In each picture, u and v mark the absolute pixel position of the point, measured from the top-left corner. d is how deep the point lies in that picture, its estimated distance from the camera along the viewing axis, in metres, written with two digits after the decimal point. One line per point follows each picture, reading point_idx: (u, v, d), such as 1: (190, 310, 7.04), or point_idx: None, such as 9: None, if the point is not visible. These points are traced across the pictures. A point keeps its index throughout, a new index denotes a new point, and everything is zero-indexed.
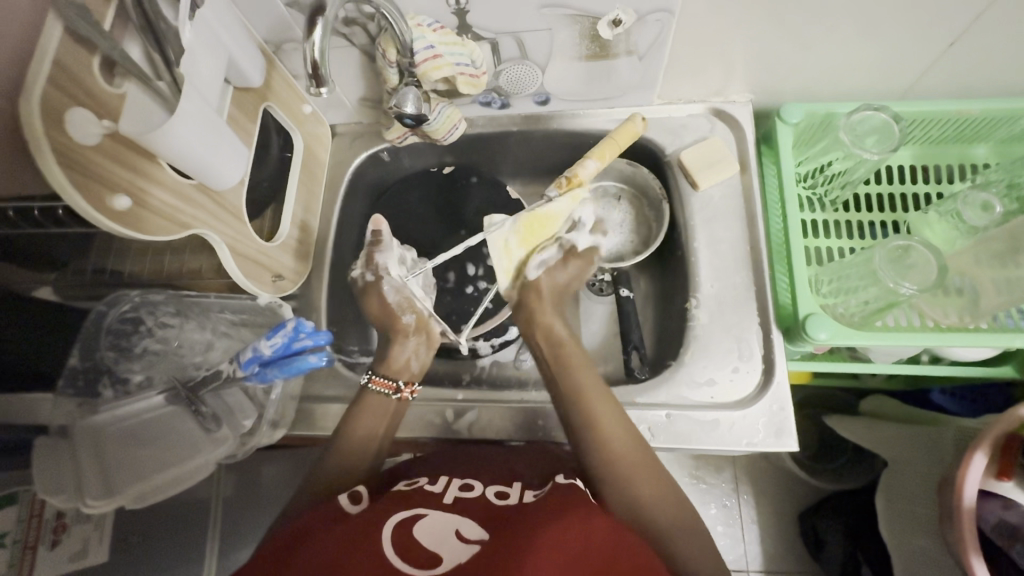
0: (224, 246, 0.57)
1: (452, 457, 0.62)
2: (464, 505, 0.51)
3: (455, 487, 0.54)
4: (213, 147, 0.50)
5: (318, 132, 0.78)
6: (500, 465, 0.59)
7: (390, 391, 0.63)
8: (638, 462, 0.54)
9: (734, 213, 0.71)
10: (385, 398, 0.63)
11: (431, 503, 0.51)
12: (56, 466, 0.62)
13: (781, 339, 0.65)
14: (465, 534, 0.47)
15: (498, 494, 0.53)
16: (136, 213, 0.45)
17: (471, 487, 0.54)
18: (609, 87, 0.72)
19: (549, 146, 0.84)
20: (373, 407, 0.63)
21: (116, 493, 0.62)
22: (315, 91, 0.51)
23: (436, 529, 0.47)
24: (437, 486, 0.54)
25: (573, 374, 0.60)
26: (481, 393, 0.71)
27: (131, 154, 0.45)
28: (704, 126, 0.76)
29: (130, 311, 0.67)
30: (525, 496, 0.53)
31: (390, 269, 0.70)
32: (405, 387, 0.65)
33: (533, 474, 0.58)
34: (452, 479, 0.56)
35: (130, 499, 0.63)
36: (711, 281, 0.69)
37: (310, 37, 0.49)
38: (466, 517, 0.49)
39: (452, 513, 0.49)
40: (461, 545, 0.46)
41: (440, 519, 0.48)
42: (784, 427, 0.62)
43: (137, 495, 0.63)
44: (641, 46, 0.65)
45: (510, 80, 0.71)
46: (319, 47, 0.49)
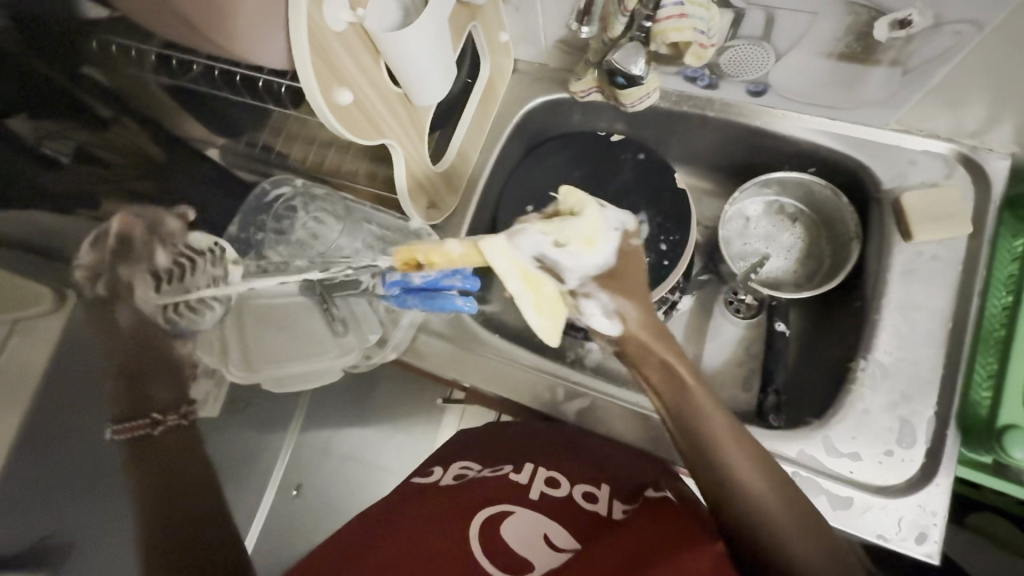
0: (403, 162, 0.56)
1: (529, 438, 0.65)
2: (548, 504, 0.54)
3: (542, 480, 0.57)
4: (432, 59, 0.48)
5: (503, 64, 0.74)
6: (593, 463, 0.60)
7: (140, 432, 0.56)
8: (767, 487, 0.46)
9: (946, 279, 0.61)
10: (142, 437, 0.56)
11: (516, 496, 0.54)
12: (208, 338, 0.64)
13: (959, 438, 0.57)
14: (553, 541, 0.49)
15: (585, 495, 0.55)
16: (351, 112, 0.44)
17: (556, 483, 0.57)
18: (846, 96, 0.62)
19: (736, 142, 0.75)
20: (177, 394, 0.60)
21: (254, 368, 0.67)
22: None
23: (523, 531, 0.50)
24: (521, 474, 0.58)
25: (696, 386, 0.49)
26: (594, 381, 0.68)
27: (362, 49, 0.43)
28: (939, 170, 0.64)
29: (292, 196, 0.70)
30: (613, 507, 0.54)
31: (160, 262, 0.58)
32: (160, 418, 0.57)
33: (624, 482, 0.58)
34: (536, 467, 0.59)
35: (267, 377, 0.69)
36: (892, 347, 0.60)
37: None
38: (551, 520, 0.52)
39: (540, 515, 0.52)
40: (550, 552, 0.48)
41: (526, 519, 0.51)
42: (927, 532, 0.54)
43: (273, 375, 0.69)
44: (915, 58, 0.54)
45: (733, 60, 0.62)
46: None
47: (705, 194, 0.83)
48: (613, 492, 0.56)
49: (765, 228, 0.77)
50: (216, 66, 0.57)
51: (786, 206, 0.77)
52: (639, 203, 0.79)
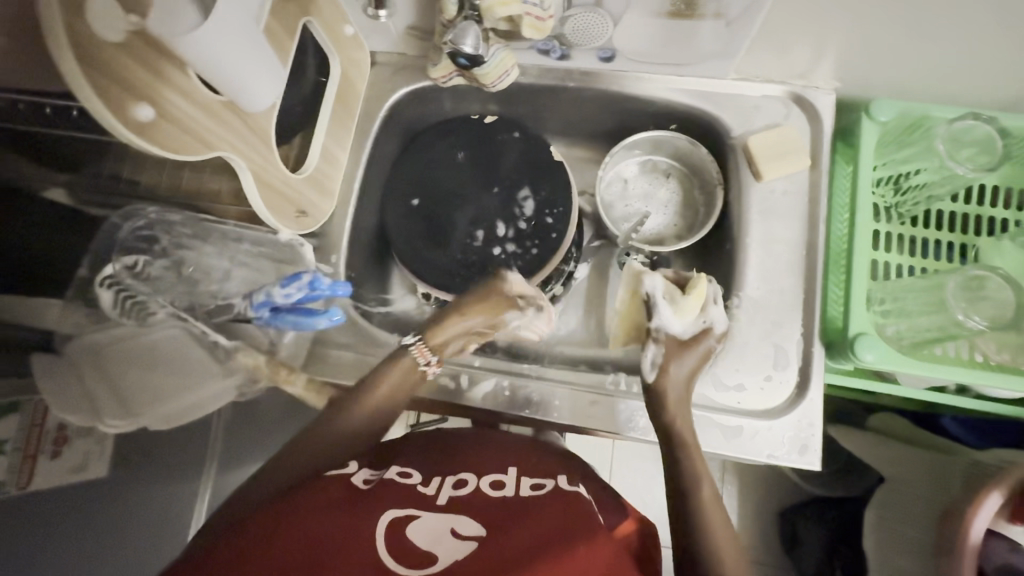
0: (249, 174, 0.53)
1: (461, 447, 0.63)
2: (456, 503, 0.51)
3: (449, 484, 0.54)
4: (245, 60, 0.45)
5: (357, 57, 0.71)
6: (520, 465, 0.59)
7: (423, 363, 0.61)
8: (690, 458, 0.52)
9: (796, 212, 0.66)
10: (415, 367, 0.61)
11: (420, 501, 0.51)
12: (61, 385, 0.58)
13: (822, 352, 0.62)
14: (460, 531, 0.47)
15: (493, 485, 0.54)
16: (160, 127, 0.41)
17: (463, 482, 0.55)
18: (684, 51, 0.65)
19: (604, 109, 0.77)
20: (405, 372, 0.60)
21: (134, 414, 0.60)
22: None
23: (427, 531, 0.47)
24: (428, 485, 0.54)
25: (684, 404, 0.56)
26: (498, 363, 0.69)
27: (158, 58, 0.40)
28: (778, 111, 0.69)
29: (145, 226, 0.64)
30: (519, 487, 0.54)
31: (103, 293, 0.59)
32: (434, 364, 0.62)
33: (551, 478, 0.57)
34: (444, 477, 0.56)
35: (151, 421, 0.61)
36: (757, 281, 0.64)
37: None
38: (461, 516, 0.49)
39: (443, 513, 0.50)
40: (454, 542, 0.46)
41: (430, 522, 0.48)
42: (808, 443, 0.59)
43: (160, 416, 0.62)
44: (732, 10, 0.57)
45: (576, 29, 0.64)
46: None
47: (586, 163, 0.85)
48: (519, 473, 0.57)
49: (643, 187, 0.80)
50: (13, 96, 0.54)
51: (658, 163, 0.80)
52: (522, 181, 0.79)
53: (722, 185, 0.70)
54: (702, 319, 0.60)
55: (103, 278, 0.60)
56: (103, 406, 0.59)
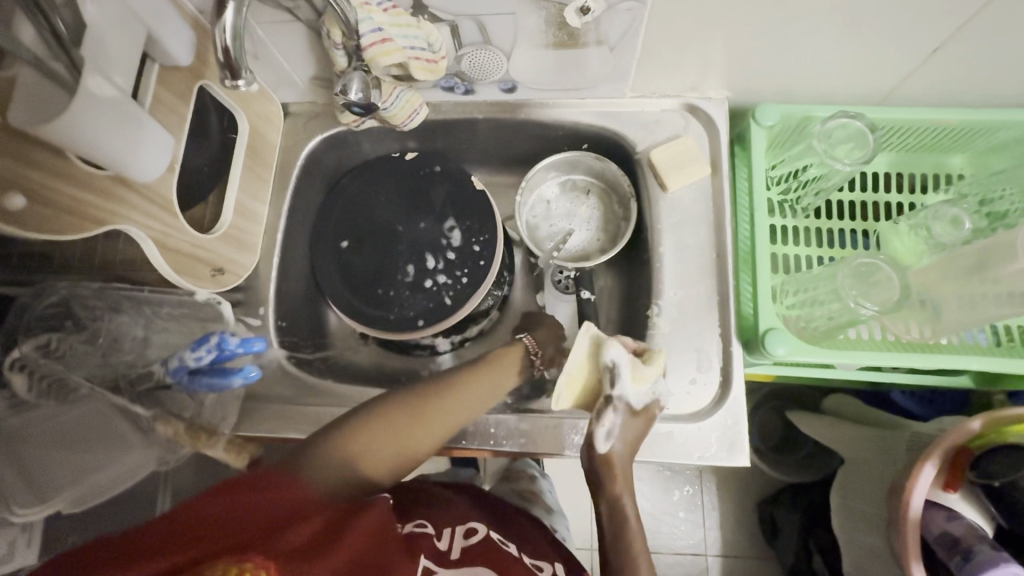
0: (151, 242, 0.53)
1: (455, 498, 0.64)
2: (468, 556, 0.52)
3: (459, 536, 0.55)
4: (126, 134, 0.45)
5: (267, 111, 0.72)
6: (508, 523, 0.62)
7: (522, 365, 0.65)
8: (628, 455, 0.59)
9: (703, 218, 0.68)
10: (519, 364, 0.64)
11: (435, 556, 0.51)
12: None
13: (741, 350, 0.64)
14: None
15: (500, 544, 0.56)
16: (34, 211, 0.43)
17: (473, 533, 0.56)
18: (578, 76, 0.68)
19: (517, 137, 0.80)
20: (505, 365, 0.63)
21: (48, 498, 0.57)
22: (231, 83, 0.45)
23: None
24: (443, 540, 0.54)
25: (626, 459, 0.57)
26: None
27: (32, 145, 0.41)
28: (678, 123, 0.73)
29: (56, 303, 0.61)
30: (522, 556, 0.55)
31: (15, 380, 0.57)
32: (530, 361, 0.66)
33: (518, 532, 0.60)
34: (453, 527, 0.57)
35: (66, 503, 0.58)
36: (673, 288, 0.67)
37: (220, 20, 0.42)
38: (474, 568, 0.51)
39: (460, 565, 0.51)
40: None
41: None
42: (737, 441, 0.61)
43: (75, 496, 0.59)
44: (612, 36, 0.60)
45: (472, 66, 0.66)
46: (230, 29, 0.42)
47: (510, 188, 0.87)
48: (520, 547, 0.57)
49: (566, 206, 0.83)
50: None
51: (578, 182, 0.82)
52: (447, 212, 0.81)
53: (635, 198, 0.73)
54: (653, 389, 0.60)
55: (11, 359, 0.57)
56: (11, 496, 0.55)
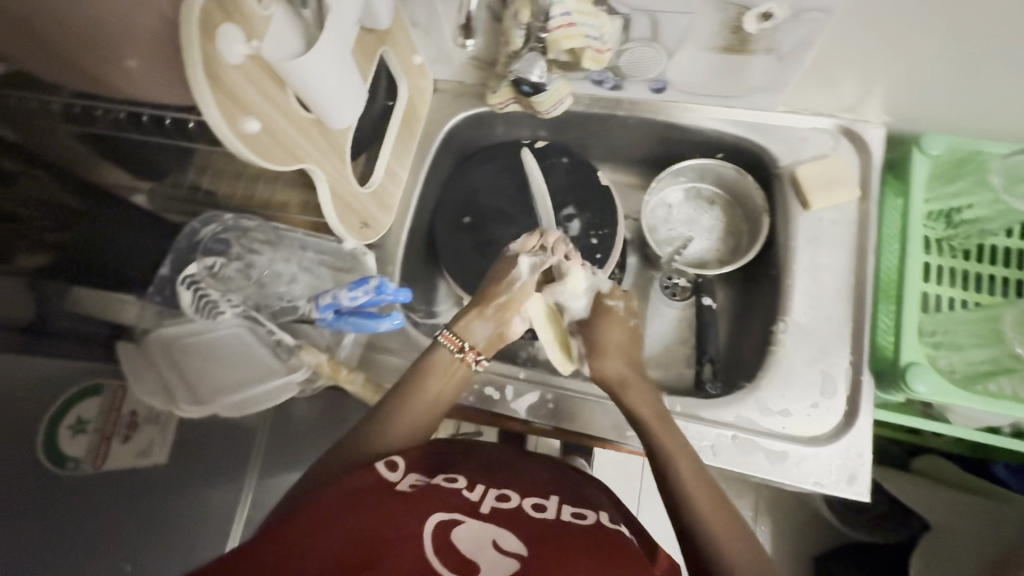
0: (326, 185, 0.57)
1: (506, 453, 0.58)
2: (499, 513, 0.45)
3: (491, 492, 0.48)
4: (337, 81, 0.49)
5: (422, 85, 0.77)
6: (557, 483, 0.54)
7: (456, 348, 0.58)
8: (702, 472, 0.51)
9: (844, 241, 0.66)
10: (451, 356, 0.58)
11: (463, 504, 0.45)
12: (143, 369, 0.63)
13: (871, 382, 0.62)
14: (501, 546, 0.41)
15: (536, 506, 0.48)
16: (260, 139, 0.45)
17: (507, 495, 0.48)
18: (736, 84, 0.68)
19: (651, 138, 0.80)
20: (441, 367, 0.58)
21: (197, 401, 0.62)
22: None
23: (472, 538, 0.41)
24: (471, 486, 0.48)
25: (665, 411, 0.56)
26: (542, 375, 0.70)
27: (266, 77, 0.44)
28: (827, 142, 0.71)
29: (224, 231, 0.69)
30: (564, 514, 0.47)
31: (182, 297, 0.65)
32: (470, 349, 0.59)
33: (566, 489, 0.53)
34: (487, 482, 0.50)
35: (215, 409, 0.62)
36: (804, 308, 0.65)
37: None
38: (499, 528, 0.43)
39: (486, 521, 0.44)
40: (497, 559, 0.40)
41: (475, 528, 0.42)
42: (857, 473, 0.59)
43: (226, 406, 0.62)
44: (785, 46, 0.60)
45: (631, 61, 0.67)
46: None
47: (630, 188, 0.87)
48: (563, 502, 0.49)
49: (687, 213, 0.82)
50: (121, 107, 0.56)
51: (703, 191, 0.82)
52: (567, 202, 0.82)
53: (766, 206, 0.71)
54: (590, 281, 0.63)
55: (185, 276, 0.66)
56: (179, 392, 0.62)
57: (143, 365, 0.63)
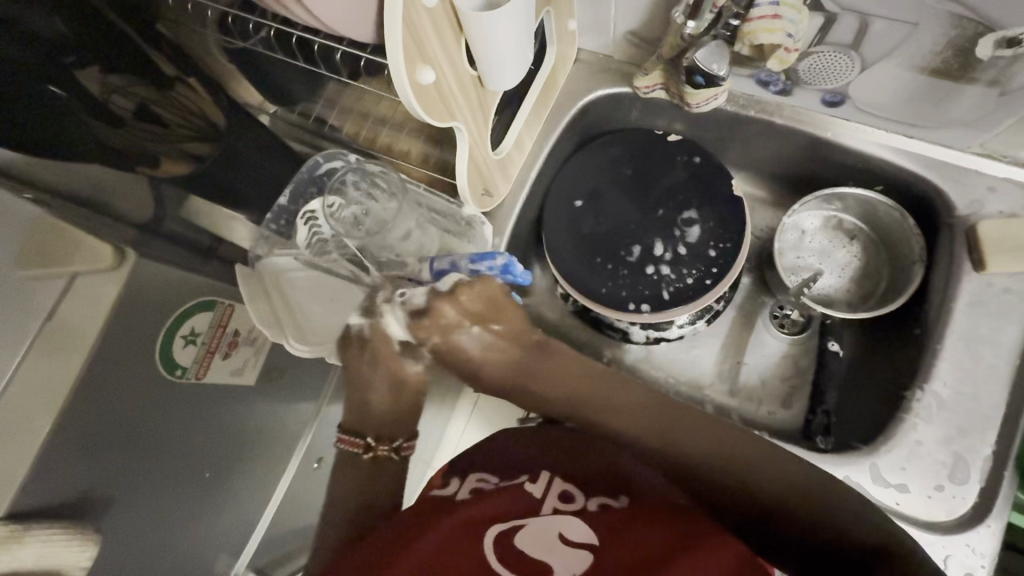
0: (467, 147, 0.55)
1: (551, 440, 0.60)
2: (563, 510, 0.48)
3: (554, 492, 0.51)
4: (516, 44, 0.46)
5: (568, 53, 0.72)
6: (616, 465, 0.55)
7: (360, 451, 0.54)
8: (716, 439, 0.49)
9: (1016, 316, 0.58)
10: (358, 459, 0.54)
11: (524, 507, 0.48)
12: (258, 291, 0.62)
13: (1014, 480, 0.55)
14: (569, 538, 0.44)
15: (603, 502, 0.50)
16: (429, 92, 0.42)
17: (572, 496, 0.51)
18: (931, 112, 0.59)
19: (801, 154, 0.72)
20: (354, 472, 0.54)
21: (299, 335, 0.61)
22: None
23: (540, 541, 0.44)
24: (536, 487, 0.52)
25: (632, 399, 0.52)
26: None
27: (448, 26, 0.41)
28: (1019, 199, 0.61)
29: (349, 173, 0.67)
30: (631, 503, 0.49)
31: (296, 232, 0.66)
32: (376, 444, 0.54)
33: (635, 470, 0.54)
34: (553, 479, 0.53)
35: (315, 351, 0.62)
36: (952, 380, 0.58)
37: None
38: (566, 521, 0.46)
39: (551, 519, 0.47)
40: (570, 553, 0.43)
41: (541, 530, 0.46)
42: (973, 573, 0.53)
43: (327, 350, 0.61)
44: (1016, 81, 0.51)
45: (813, 67, 0.60)
46: None
47: (760, 203, 0.80)
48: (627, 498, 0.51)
49: (820, 243, 0.75)
50: (293, 33, 0.57)
51: (844, 223, 0.74)
52: (691, 206, 0.77)
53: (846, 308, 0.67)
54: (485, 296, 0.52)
55: (306, 211, 0.66)
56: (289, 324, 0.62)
57: (259, 286, 0.63)
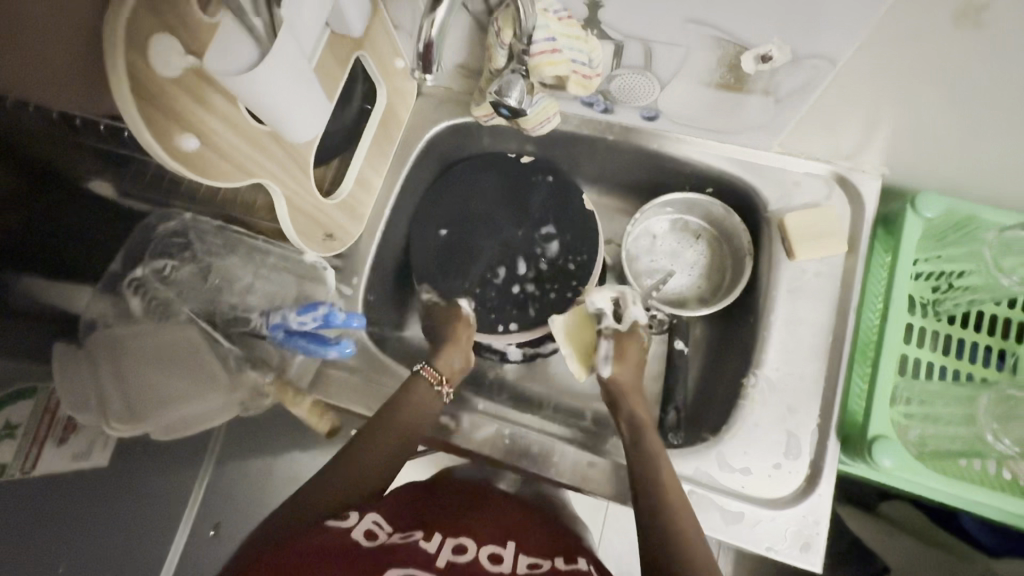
0: (283, 200, 0.54)
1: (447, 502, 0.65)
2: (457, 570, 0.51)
3: (450, 548, 0.54)
4: (296, 96, 0.45)
5: (404, 89, 0.73)
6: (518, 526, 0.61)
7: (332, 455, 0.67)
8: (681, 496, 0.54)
9: (827, 297, 0.64)
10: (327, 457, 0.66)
11: (423, 562, 0.50)
12: (70, 382, 0.58)
13: (837, 446, 0.60)
14: None
15: (491, 557, 0.55)
16: (202, 157, 0.42)
17: (463, 548, 0.55)
18: (730, 120, 0.64)
19: (638, 165, 0.76)
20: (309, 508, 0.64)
21: (139, 420, 0.58)
22: (420, 76, 0.43)
23: None
24: (430, 543, 0.54)
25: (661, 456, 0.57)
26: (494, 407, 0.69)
27: (212, 92, 0.41)
28: (820, 189, 0.67)
29: (180, 228, 0.65)
30: (517, 566, 0.54)
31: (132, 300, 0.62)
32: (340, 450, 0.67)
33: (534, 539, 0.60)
34: (445, 536, 0.56)
35: (156, 428, 0.61)
36: (778, 363, 0.62)
37: (433, 14, 0.40)
38: None
39: None
40: None
41: None
42: (811, 542, 0.57)
43: (164, 425, 0.61)
44: (783, 89, 0.57)
45: (621, 88, 0.63)
46: (438, 24, 0.40)
47: (616, 213, 0.84)
48: (518, 549, 0.57)
49: (670, 245, 0.79)
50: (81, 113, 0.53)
51: (689, 223, 0.78)
52: (549, 223, 0.79)
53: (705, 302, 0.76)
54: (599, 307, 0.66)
55: (130, 279, 0.63)
56: (107, 411, 0.58)
57: (70, 374, 0.58)
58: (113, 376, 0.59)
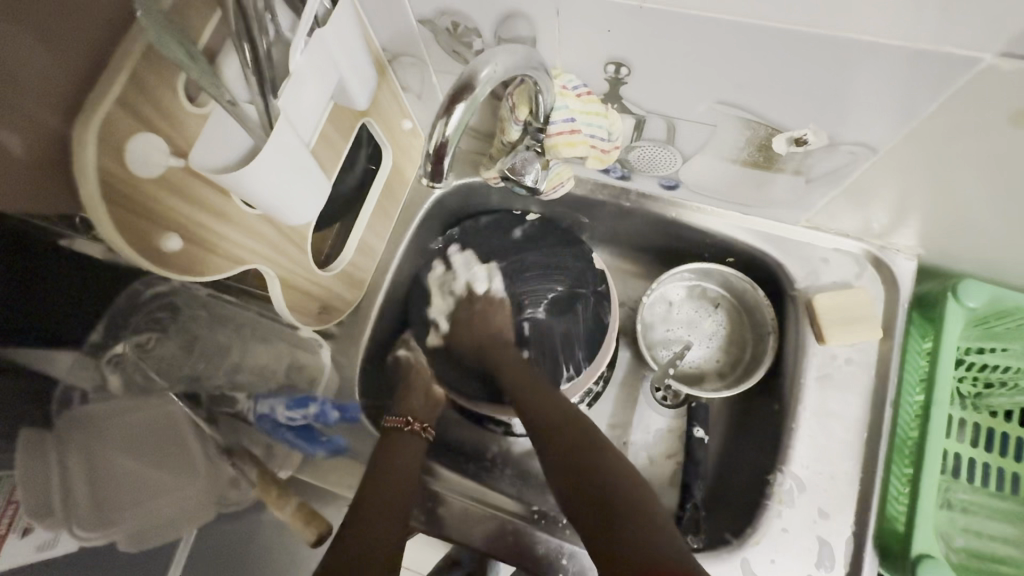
0: (277, 281, 0.50)
1: None
2: None
3: None
4: (295, 185, 0.41)
5: (411, 149, 0.69)
6: None
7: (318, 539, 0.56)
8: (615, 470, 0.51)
9: (860, 388, 0.59)
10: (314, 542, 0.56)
11: None
12: (38, 472, 0.51)
13: (874, 557, 0.55)
14: None
15: None
16: (186, 254, 0.39)
17: None
18: (756, 195, 0.61)
19: (654, 232, 0.72)
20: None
21: (109, 522, 0.54)
22: (430, 184, 0.41)
23: None
24: None
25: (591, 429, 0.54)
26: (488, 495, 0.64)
27: (201, 184, 0.37)
28: (850, 268, 0.64)
29: (165, 292, 0.60)
30: None
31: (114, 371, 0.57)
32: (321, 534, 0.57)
33: None
34: None
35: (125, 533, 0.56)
36: (806, 460, 0.58)
37: (449, 114, 0.36)
38: None
39: None
40: None
41: None
42: None
43: (136, 529, 0.56)
44: (815, 170, 0.53)
45: (641, 158, 0.60)
46: (456, 125, 0.36)
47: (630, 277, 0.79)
48: None
49: (688, 314, 0.74)
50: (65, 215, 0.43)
51: (707, 290, 0.73)
52: None
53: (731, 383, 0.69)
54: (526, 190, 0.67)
55: (110, 353, 0.57)
56: (74, 512, 0.53)
57: (39, 464, 0.52)
58: (82, 470, 0.54)
